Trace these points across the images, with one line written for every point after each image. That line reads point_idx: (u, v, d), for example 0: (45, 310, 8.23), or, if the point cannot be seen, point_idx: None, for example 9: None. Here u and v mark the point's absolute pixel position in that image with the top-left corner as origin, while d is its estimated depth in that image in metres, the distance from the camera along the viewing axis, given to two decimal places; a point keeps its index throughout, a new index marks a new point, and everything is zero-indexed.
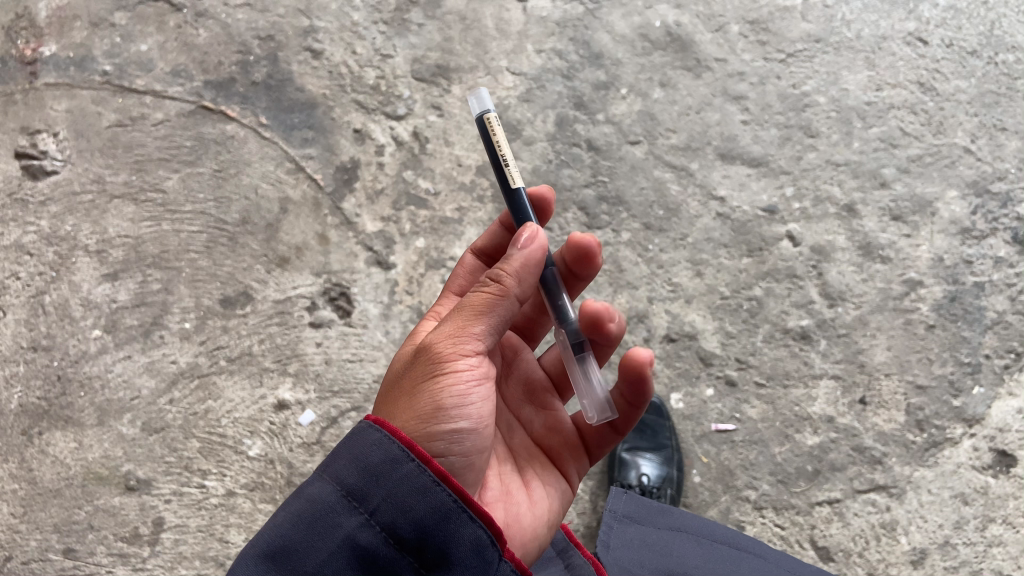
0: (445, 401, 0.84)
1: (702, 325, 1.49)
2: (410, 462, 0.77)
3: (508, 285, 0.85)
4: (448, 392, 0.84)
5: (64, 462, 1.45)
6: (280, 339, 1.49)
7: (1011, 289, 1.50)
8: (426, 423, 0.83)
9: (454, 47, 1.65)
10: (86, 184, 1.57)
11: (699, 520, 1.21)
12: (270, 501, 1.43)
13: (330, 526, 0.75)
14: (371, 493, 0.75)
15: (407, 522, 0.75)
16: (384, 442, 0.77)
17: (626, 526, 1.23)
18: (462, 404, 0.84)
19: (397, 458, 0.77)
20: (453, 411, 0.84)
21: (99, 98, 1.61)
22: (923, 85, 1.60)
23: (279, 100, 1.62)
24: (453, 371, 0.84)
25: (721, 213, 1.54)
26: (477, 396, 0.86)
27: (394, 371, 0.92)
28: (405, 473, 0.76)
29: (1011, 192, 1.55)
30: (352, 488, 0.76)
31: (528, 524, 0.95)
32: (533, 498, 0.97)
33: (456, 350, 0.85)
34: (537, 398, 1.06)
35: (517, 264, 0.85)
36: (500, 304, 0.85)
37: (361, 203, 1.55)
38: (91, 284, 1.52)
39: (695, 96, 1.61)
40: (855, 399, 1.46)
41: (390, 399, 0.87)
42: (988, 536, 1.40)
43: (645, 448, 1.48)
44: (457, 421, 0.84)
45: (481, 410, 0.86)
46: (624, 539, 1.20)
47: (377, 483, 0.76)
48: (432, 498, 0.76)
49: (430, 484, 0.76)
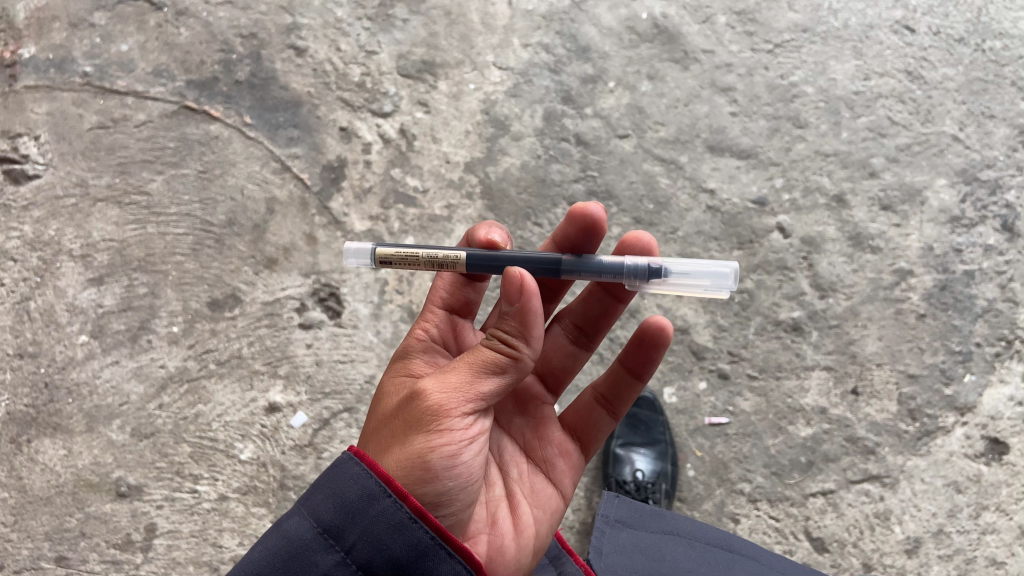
0: (434, 461, 0.83)
1: (694, 318, 1.49)
2: (387, 498, 0.76)
3: (522, 348, 0.84)
4: (437, 453, 0.83)
5: (54, 470, 1.43)
6: (269, 341, 1.48)
7: (1001, 276, 1.51)
8: (412, 480, 0.82)
9: (439, 43, 1.63)
10: (68, 188, 1.54)
11: (691, 522, 1.20)
12: (263, 505, 1.42)
13: (306, 565, 0.74)
14: (347, 529, 0.75)
15: (384, 559, 0.75)
16: (363, 477, 0.77)
17: (618, 531, 1.22)
18: (449, 463, 0.84)
19: (374, 494, 0.76)
20: (440, 470, 0.83)
21: (81, 100, 1.59)
22: (910, 74, 1.60)
23: (263, 99, 1.60)
24: (444, 432, 0.83)
25: (711, 206, 1.54)
26: (466, 455, 0.85)
27: (387, 406, 0.91)
28: (381, 509, 0.76)
29: (1000, 179, 1.55)
30: (329, 525, 0.75)
31: (511, 554, 0.94)
32: (521, 523, 0.97)
33: (454, 408, 0.83)
34: (528, 409, 1.05)
35: (515, 323, 0.83)
36: (508, 370, 0.84)
37: (348, 202, 1.54)
38: (76, 289, 1.50)
39: (683, 89, 1.60)
40: (847, 389, 1.46)
41: (379, 445, 0.87)
42: (982, 524, 1.41)
43: (639, 443, 1.47)
44: (443, 479, 0.83)
45: (469, 468, 0.86)
46: (617, 545, 1.19)
47: (353, 520, 0.75)
48: (408, 534, 0.75)
49: (405, 520, 0.76)
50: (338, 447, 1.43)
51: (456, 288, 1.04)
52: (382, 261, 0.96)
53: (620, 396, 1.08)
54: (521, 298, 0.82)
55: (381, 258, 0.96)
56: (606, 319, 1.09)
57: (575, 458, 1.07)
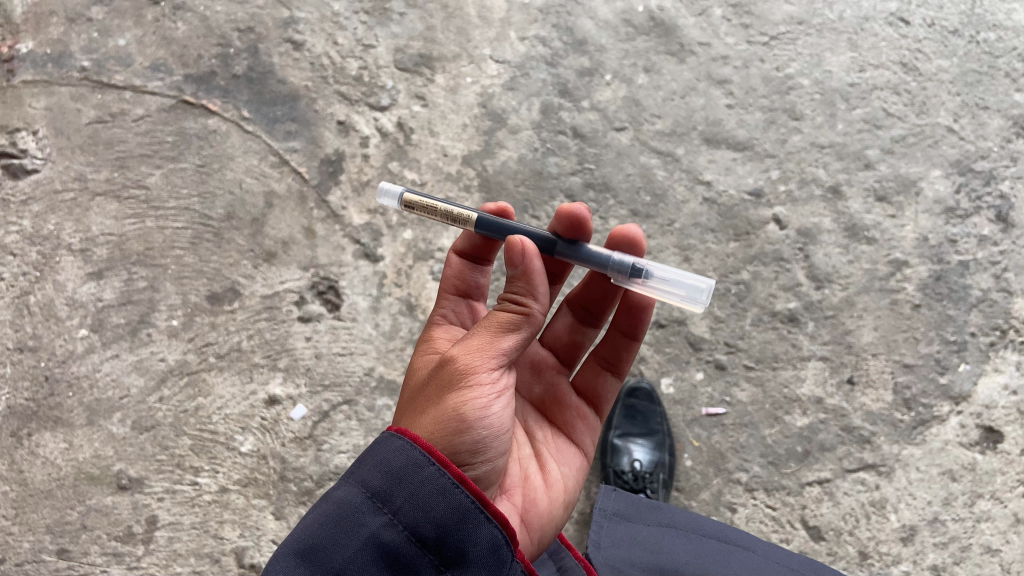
0: (470, 414, 0.83)
1: (691, 310, 1.50)
2: (429, 465, 0.77)
3: (532, 304, 0.86)
4: (471, 406, 0.83)
5: (55, 463, 1.44)
6: (269, 334, 1.48)
7: (996, 267, 1.52)
8: (450, 434, 0.82)
9: (436, 36, 1.64)
10: (68, 182, 1.55)
11: (688, 514, 1.21)
12: (263, 497, 1.43)
13: (356, 525, 0.75)
14: (394, 493, 0.76)
15: (428, 521, 0.75)
16: (406, 448, 0.78)
17: (616, 524, 1.23)
18: (484, 416, 0.84)
19: (418, 462, 0.77)
20: (476, 422, 0.84)
21: (79, 95, 1.59)
22: (905, 65, 1.61)
23: (261, 93, 1.60)
24: (475, 386, 0.84)
25: (707, 198, 1.54)
26: (499, 407, 0.86)
27: (418, 378, 0.92)
28: (424, 476, 0.76)
29: (994, 170, 1.56)
30: (377, 490, 0.77)
31: (545, 507, 0.96)
32: (550, 480, 0.99)
33: (483, 364, 0.85)
34: (543, 377, 1.07)
35: (525, 283, 0.86)
36: (525, 323, 0.87)
37: (347, 196, 1.54)
38: (76, 283, 1.51)
39: (679, 81, 1.60)
40: (842, 379, 1.47)
41: (413, 413, 0.87)
42: (977, 512, 1.42)
43: (636, 433, 1.48)
44: (479, 431, 0.84)
45: (502, 420, 0.87)
46: (614, 538, 1.20)
47: (400, 485, 0.76)
48: (450, 499, 0.76)
49: (449, 486, 0.76)
50: (338, 439, 1.44)
51: (465, 272, 1.07)
52: (406, 205, 1.01)
53: (621, 360, 1.09)
54: (522, 259, 0.85)
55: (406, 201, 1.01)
56: (608, 301, 1.08)
57: (592, 421, 1.09)
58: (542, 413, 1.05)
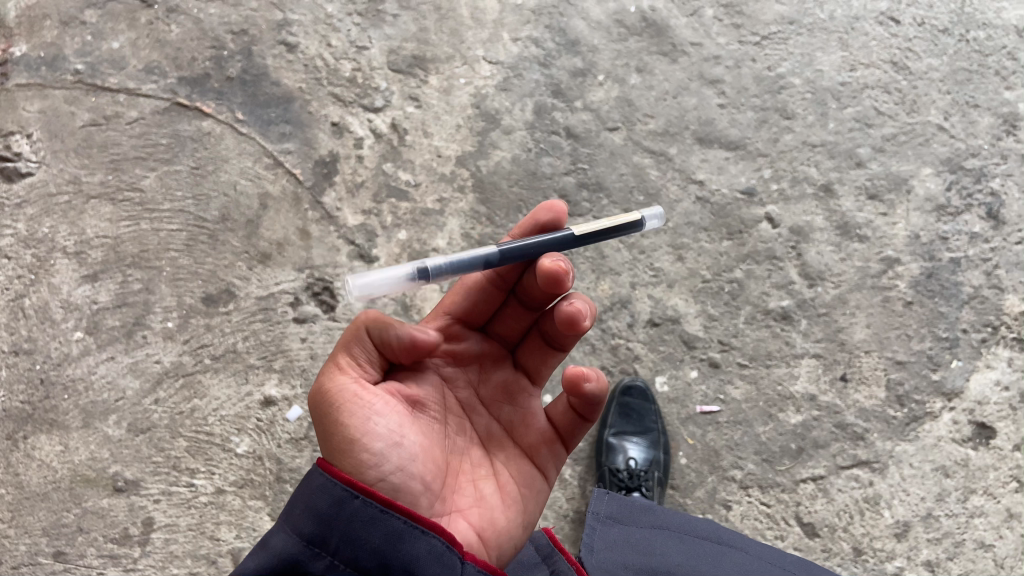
0: (353, 429, 0.83)
1: (684, 308, 1.50)
2: (355, 499, 0.78)
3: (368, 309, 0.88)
4: (352, 421, 0.84)
5: (51, 466, 1.44)
6: (264, 335, 1.49)
7: (986, 264, 1.53)
8: (343, 454, 0.83)
9: (429, 38, 1.64)
10: (62, 185, 1.55)
11: (679, 516, 1.21)
12: (260, 497, 1.43)
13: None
14: (329, 535, 0.77)
15: (369, 552, 0.77)
16: (328, 486, 0.79)
17: (609, 527, 1.21)
18: (369, 429, 0.84)
19: (343, 498, 0.78)
20: (363, 437, 0.83)
21: (73, 98, 1.59)
22: (896, 64, 1.62)
23: (255, 95, 1.60)
24: (349, 401, 0.85)
25: (700, 197, 1.55)
26: (383, 417, 0.85)
27: None
28: (352, 509, 0.78)
29: (985, 168, 1.57)
30: (311, 536, 0.77)
31: (502, 526, 0.92)
32: (509, 499, 0.94)
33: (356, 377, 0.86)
34: (513, 397, 0.98)
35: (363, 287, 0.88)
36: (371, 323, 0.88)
37: (341, 197, 1.55)
38: (70, 286, 1.51)
39: (672, 81, 1.61)
40: (836, 376, 1.48)
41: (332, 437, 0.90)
42: (970, 507, 1.43)
43: (631, 432, 1.48)
44: (370, 445, 0.83)
45: (393, 428, 0.85)
46: (607, 541, 1.18)
47: (332, 526, 0.77)
48: (384, 524, 0.78)
49: (378, 514, 0.78)
50: None
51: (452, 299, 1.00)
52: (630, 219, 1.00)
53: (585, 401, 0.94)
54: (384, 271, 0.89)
55: (634, 223, 1.00)
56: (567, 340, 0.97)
57: (558, 444, 0.99)
58: (509, 436, 0.97)
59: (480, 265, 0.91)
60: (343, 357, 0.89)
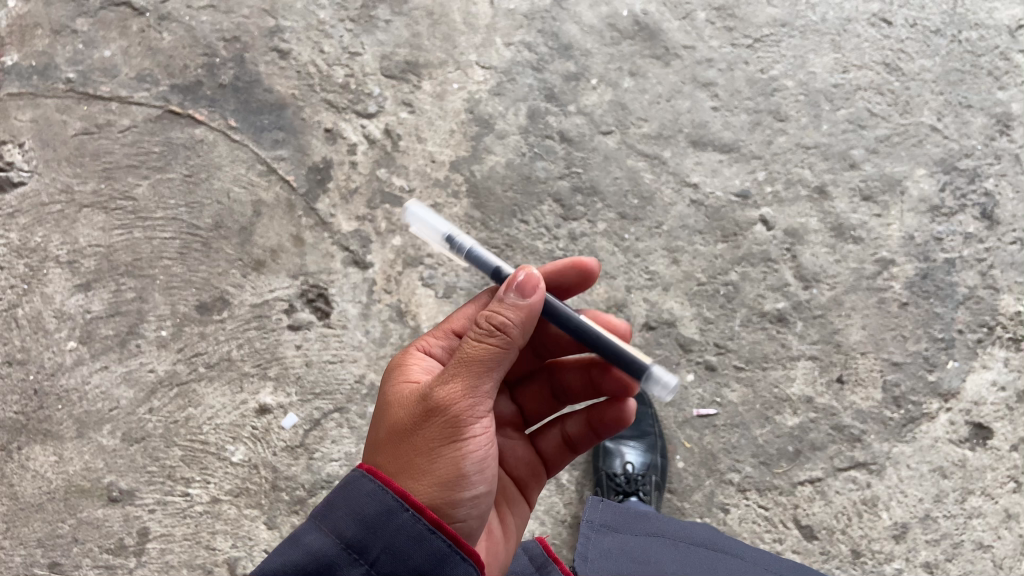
0: (466, 468, 0.86)
1: (680, 311, 1.50)
2: (404, 512, 0.80)
3: (512, 337, 0.84)
4: (469, 460, 0.86)
5: (45, 476, 1.43)
6: (259, 343, 1.48)
7: (981, 264, 1.53)
8: (446, 488, 0.85)
9: (422, 43, 1.64)
10: (54, 195, 1.54)
11: (674, 523, 1.20)
12: (255, 506, 1.43)
13: None
14: (370, 544, 0.79)
15: (405, 569, 0.79)
16: (379, 493, 0.81)
17: (605, 535, 1.18)
18: (476, 469, 0.87)
19: (392, 509, 0.80)
20: (471, 476, 0.86)
21: (65, 107, 1.58)
22: (888, 66, 1.62)
23: (247, 102, 1.60)
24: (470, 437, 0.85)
25: (694, 200, 1.55)
26: (488, 454, 0.89)
27: (395, 417, 0.88)
28: (400, 523, 0.80)
29: (978, 168, 1.57)
30: (351, 540, 0.79)
31: (503, 556, 1.01)
32: (508, 529, 1.03)
33: (476, 413, 0.85)
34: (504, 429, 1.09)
35: (521, 317, 0.84)
36: (504, 356, 0.84)
37: (335, 203, 1.54)
38: (64, 295, 1.50)
39: (665, 85, 1.61)
40: (832, 378, 1.48)
41: (399, 458, 0.85)
42: (968, 508, 1.43)
43: (628, 436, 1.50)
44: (475, 485, 0.87)
45: (491, 468, 0.89)
46: (602, 549, 1.14)
47: (375, 534, 0.79)
48: (427, 544, 0.80)
49: (426, 532, 0.80)
50: (330, 447, 1.45)
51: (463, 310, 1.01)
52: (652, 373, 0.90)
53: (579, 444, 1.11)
54: (526, 290, 0.84)
55: (643, 367, 0.91)
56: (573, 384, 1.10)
57: (541, 477, 1.12)
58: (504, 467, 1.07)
59: (489, 270, 0.98)
60: (464, 378, 0.84)
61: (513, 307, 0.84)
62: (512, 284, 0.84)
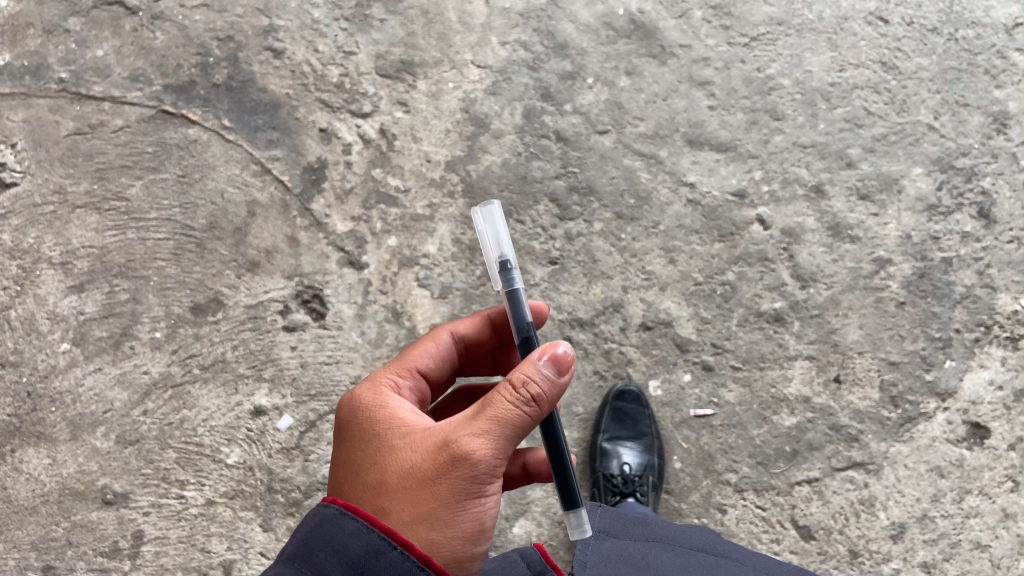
0: (480, 522, 0.84)
1: (677, 311, 1.50)
2: (393, 550, 0.79)
3: (541, 409, 0.82)
4: (483, 515, 0.84)
5: (39, 479, 1.43)
6: (253, 344, 1.47)
7: (978, 263, 1.52)
8: (455, 538, 0.83)
9: (417, 42, 1.63)
10: (47, 195, 1.53)
11: (674, 529, 1.18)
12: (251, 509, 1.43)
13: None
14: None
15: None
16: (364, 531, 0.80)
17: (603, 541, 1.16)
18: (487, 524, 0.85)
19: (380, 547, 0.79)
20: (482, 531, 0.85)
21: (57, 107, 1.56)
22: (885, 64, 1.61)
23: (241, 102, 1.59)
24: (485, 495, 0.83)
25: (691, 199, 1.55)
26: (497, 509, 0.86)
27: (406, 461, 0.85)
28: (389, 561, 0.78)
29: (975, 167, 1.57)
30: None
31: None
32: None
33: (496, 473, 0.83)
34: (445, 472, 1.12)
35: (556, 389, 0.82)
36: (529, 424, 0.82)
37: (329, 204, 1.54)
38: (57, 297, 1.49)
39: (661, 84, 1.61)
40: (829, 378, 1.48)
41: (410, 502, 0.82)
42: (966, 508, 1.43)
43: (625, 437, 1.44)
44: (483, 540, 0.85)
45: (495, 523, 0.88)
46: (601, 556, 1.13)
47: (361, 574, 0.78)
48: None
49: (414, 569, 0.78)
50: (326, 449, 1.44)
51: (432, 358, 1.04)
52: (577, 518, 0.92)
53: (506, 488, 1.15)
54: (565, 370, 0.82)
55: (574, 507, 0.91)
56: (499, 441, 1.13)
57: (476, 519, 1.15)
58: None
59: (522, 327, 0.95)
60: (489, 437, 0.81)
61: (549, 380, 0.81)
62: (549, 357, 0.81)
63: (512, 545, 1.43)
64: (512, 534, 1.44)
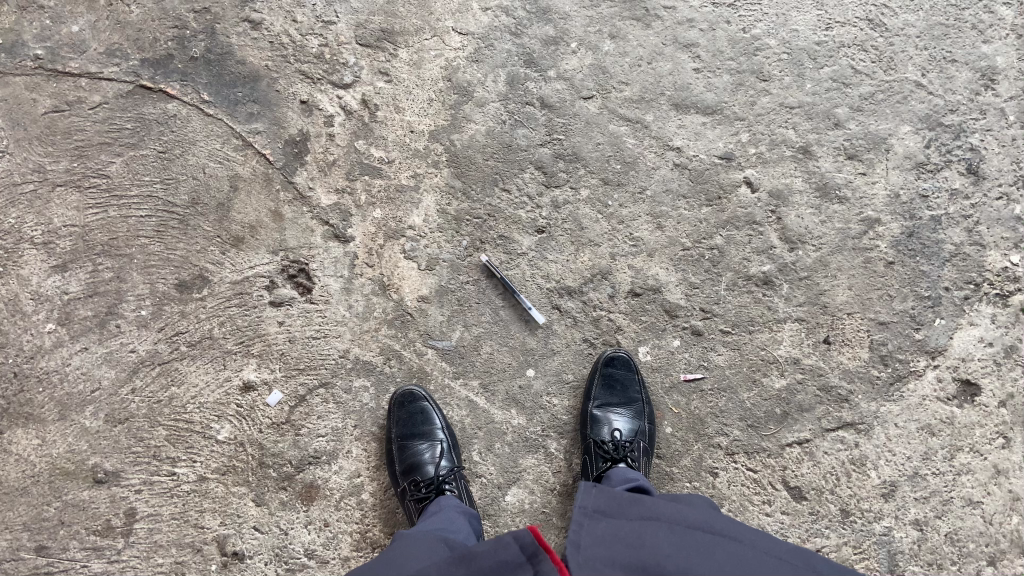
0: None
1: (666, 277, 1.49)
2: None
3: None
4: None
5: (28, 460, 1.40)
6: (240, 320, 1.47)
7: (967, 220, 1.52)
8: None
9: (397, 10, 1.61)
10: (26, 174, 1.49)
11: (670, 506, 1.10)
12: (243, 484, 1.42)
13: None
14: None
15: None
16: None
17: (597, 521, 1.11)
18: None
19: None
20: None
21: (33, 84, 1.53)
22: (872, 21, 1.59)
23: (220, 75, 1.56)
24: None
25: (678, 163, 1.53)
26: None
27: None
28: None
29: (964, 123, 1.55)
30: None
31: None
32: None
33: None
34: None
35: None
36: None
37: (313, 176, 1.52)
38: (40, 277, 1.46)
39: (646, 47, 1.58)
40: (818, 339, 1.47)
41: None
42: (956, 465, 1.43)
43: (615, 404, 1.43)
44: None
45: None
46: (594, 536, 1.07)
47: None
48: None
49: None
50: (316, 423, 1.44)
51: None
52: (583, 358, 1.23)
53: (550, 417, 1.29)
54: None
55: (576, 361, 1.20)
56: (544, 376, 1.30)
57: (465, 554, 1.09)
58: None
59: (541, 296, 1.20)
60: None
61: None
62: None
63: (505, 514, 1.43)
64: (505, 502, 1.44)
